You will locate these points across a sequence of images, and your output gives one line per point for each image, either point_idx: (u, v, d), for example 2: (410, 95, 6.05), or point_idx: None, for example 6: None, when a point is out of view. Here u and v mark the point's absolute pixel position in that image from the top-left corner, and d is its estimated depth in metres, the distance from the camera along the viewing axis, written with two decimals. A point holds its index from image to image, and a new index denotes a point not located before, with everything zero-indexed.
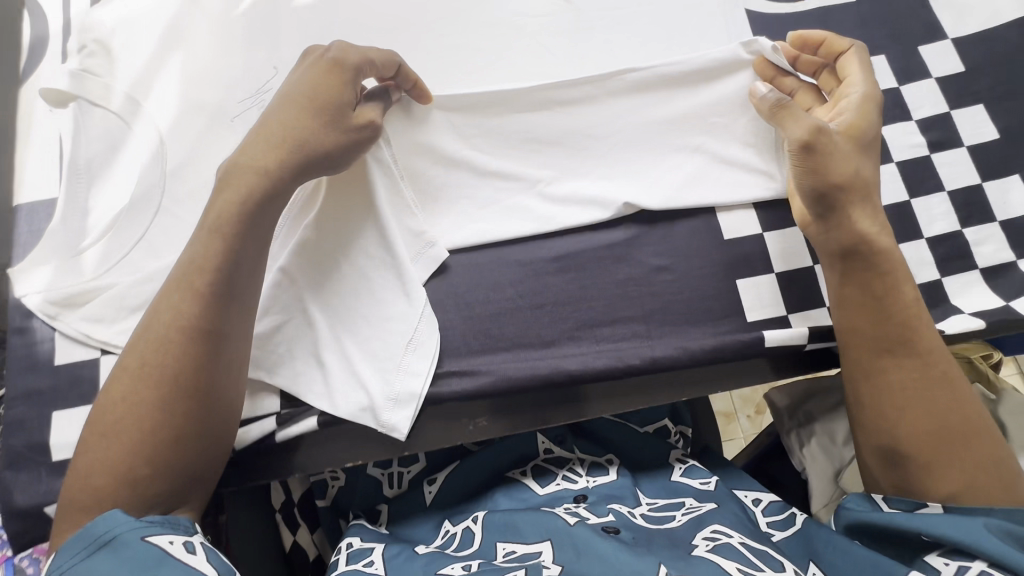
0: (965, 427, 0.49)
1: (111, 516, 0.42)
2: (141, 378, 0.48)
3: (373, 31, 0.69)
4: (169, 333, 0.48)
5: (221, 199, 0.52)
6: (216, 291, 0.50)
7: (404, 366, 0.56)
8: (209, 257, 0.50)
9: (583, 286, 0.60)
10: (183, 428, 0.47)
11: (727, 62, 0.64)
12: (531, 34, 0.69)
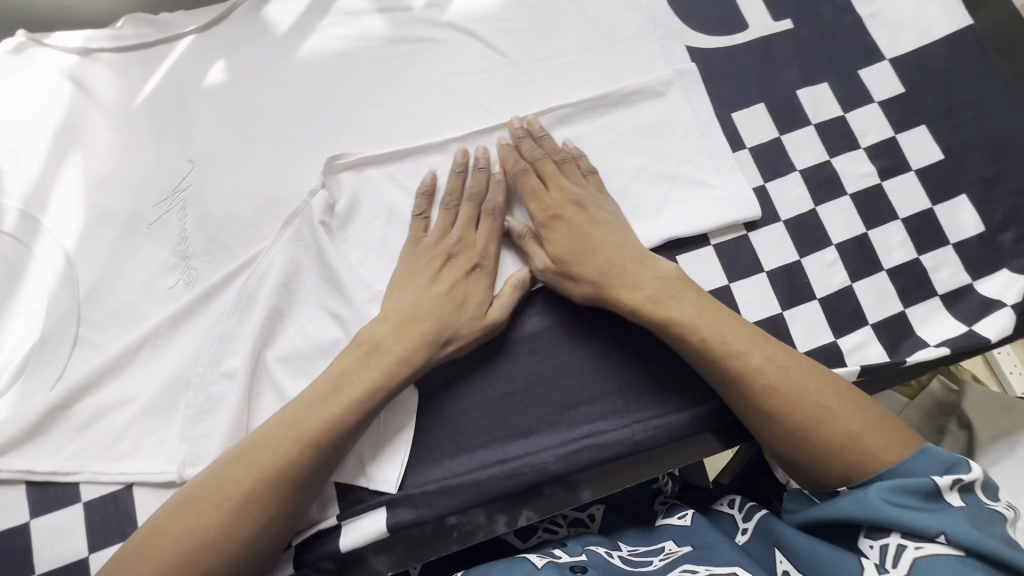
0: (835, 411, 0.49)
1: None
2: (225, 509, 0.45)
3: (294, 106, 0.62)
4: (270, 481, 0.46)
5: (365, 364, 0.51)
6: (328, 452, 0.48)
7: (387, 415, 0.55)
8: (331, 413, 0.48)
9: (513, 365, 0.57)
10: (244, 553, 0.46)
11: (646, 89, 0.64)
12: (467, 96, 0.64)
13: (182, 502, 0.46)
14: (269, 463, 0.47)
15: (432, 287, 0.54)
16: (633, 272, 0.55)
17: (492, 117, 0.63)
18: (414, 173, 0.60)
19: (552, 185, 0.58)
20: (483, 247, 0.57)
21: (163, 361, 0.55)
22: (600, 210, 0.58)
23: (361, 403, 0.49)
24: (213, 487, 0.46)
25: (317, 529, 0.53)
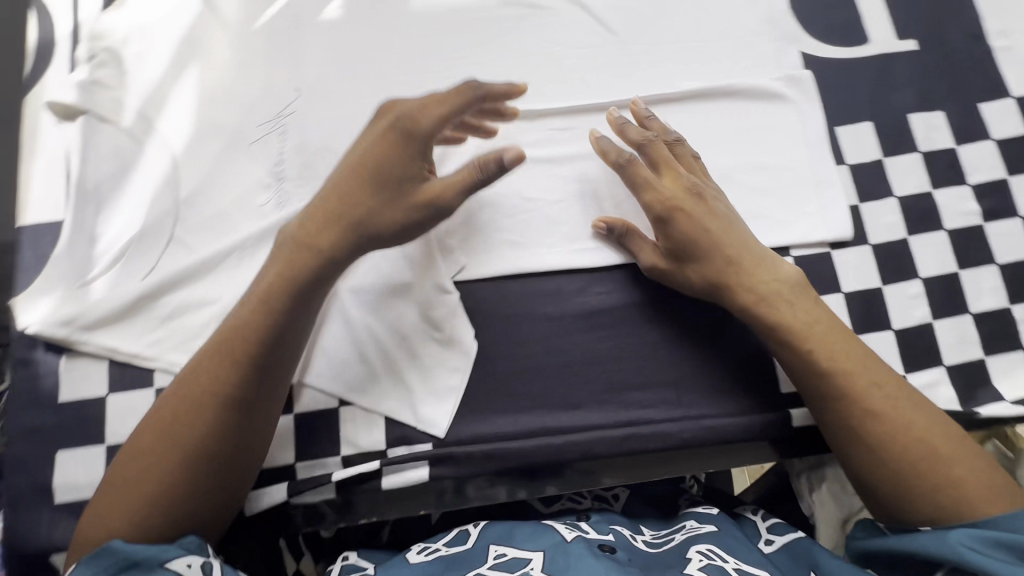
0: (902, 443, 0.48)
1: (115, 542, 0.40)
2: (176, 443, 0.46)
3: (403, 52, 0.63)
4: (205, 407, 0.46)
5: (297, 283, 0.48)
6: (266, 363, 0.48)
7: (444, 362, 0.56)
8: (269, 329, 0.48)
9: (573, 340, 0.58)
10: (191, 482, 0.45)
11: (752, 91, 0.63)
12: (569, 68, 0.64)
13: (137, 446, 0.46)
14: (201, 398, 0.47)
15: (365, 160, 0.49)
16: (745, 268, 0.54)
17: (591, 93, 0.63)
18: (507, 136, 0.61)
19: (666, 172, 0.57)
20: (411, 117, 0.49)
21: (244, 274, 0.57)
22: (718, 206, 0.56)
23: (279, 316, 0.48)
24: (163, 425, 0.46)
25: (360, 456, 0.55)
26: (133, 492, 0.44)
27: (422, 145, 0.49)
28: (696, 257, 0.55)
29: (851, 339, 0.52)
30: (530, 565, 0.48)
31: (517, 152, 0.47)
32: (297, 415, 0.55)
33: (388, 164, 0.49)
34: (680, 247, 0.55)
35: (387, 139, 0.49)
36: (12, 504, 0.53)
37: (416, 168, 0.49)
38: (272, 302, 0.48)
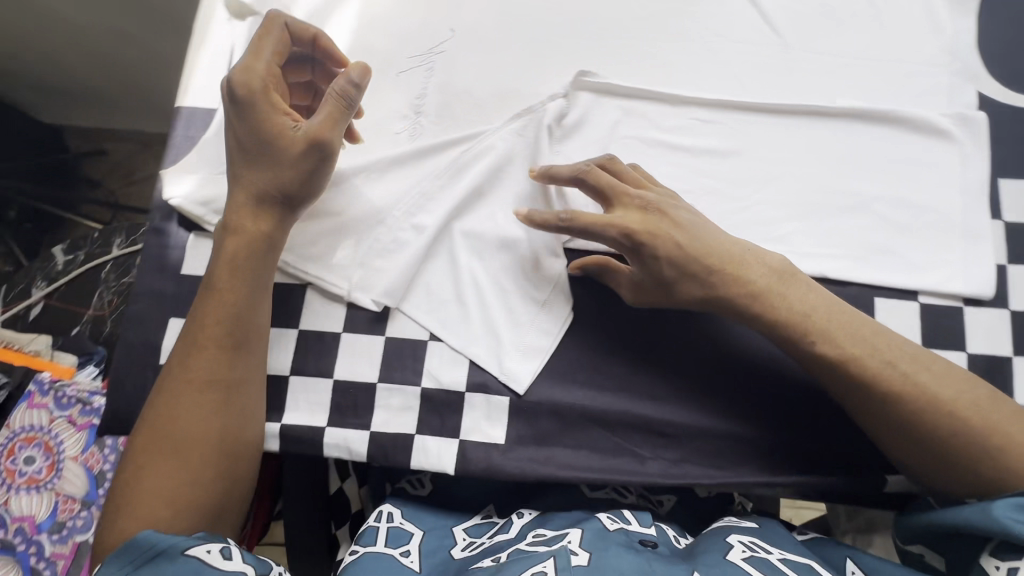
0: (932, 420, 0.46)
1: (141, 536, 0.42)
2: (170, 440, 0.48)
3: (560, 13, 0.63)
4: (194, 394, 0.49)
5: (246, 265, 0.52)
6: (239, 341, 0.51)
7: (537, 321, 0.56)
8: (232, 310, 0.51)
9: (666, 333, 0.57)
10: (196, 470, 0.47)
11: (915, 122, 0.59)
12: (725, 61, 0.62)
13: (136, 458, 0.48)
14: (183, 393, 0.50)
15: (246, 133, 0.52)
16: (723, 272, 0.50)
17: (741, 91, 0.61)
18: (646, 117, 0.61)
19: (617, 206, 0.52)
20: (264, 70, 0.52)
21: (367, 195, 0.59)
22: (680, 213, 0.51)
23: (242, 297, 0.52)
24: (156, 428, 0.49)
25: (438, 391, 0.55)
26: (146, 493, 0.46)
27: (269, 103, 0.51)
28: (678, 278, 0.51)
29: (851, 317, 0.50)
30: (568, 544, 0.51)
31: (358, 66, 0.50)
32: (387, 338, 0.57)
33: (250, 130, 0.51)
34: (670, 276, 0.51)
35: (262, 97, 0.51)
36: (125, 354, 0.58)
37: (287, 120, 0.52)
38: (235, 283, 0.52)
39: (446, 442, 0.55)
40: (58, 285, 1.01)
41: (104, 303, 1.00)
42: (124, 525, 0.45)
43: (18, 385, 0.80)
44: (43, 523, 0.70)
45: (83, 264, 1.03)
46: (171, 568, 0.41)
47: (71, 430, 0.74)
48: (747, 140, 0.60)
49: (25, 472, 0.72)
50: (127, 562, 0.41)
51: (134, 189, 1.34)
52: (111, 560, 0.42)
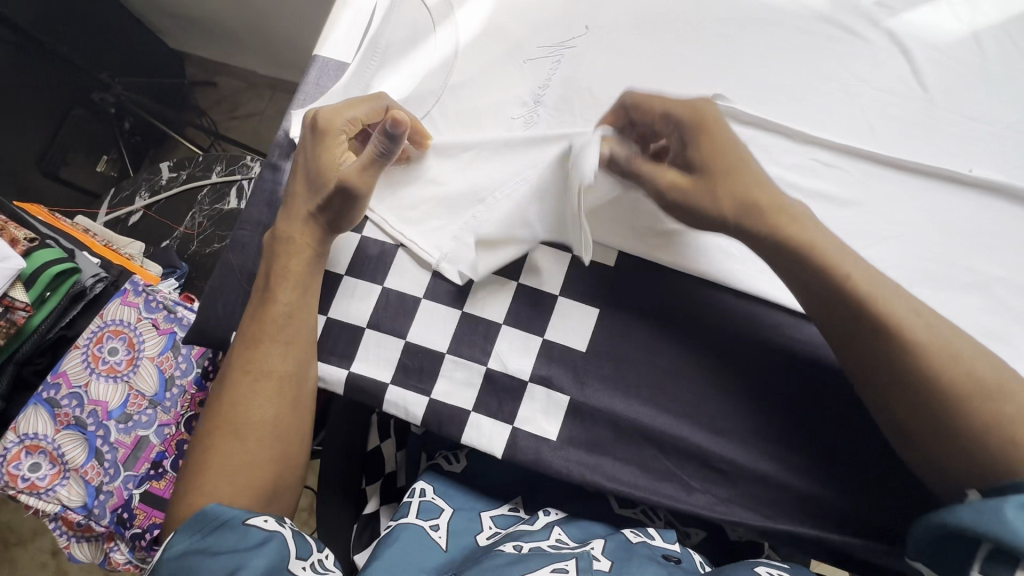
0: (953, 384, 0.42)
1: (211, 508, 0.47)
2: (229, 425, 0.53)
3: (698, 29, 0.62)
4: (247, 384, 0.54)
5: (298, 271, 0.56)
6: (287, 336, 0.55)
7: (614, 331, 0.57)
8: (282, 309, 0.55)
9: (742, 370, 0.55)
10: (256, 458, 0.52)
11: None
12: (860, 108, 0.59)
13: (203, 442, 0.54)
14: (238, 383, 0.54)
15: (313, 158, 0.57)
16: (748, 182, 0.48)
17: (871, 141, 0.59)
18: (766, 150, 0.59)
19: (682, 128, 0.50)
20: (349, 122, 0.56)
21: (474, 172, 0.60)
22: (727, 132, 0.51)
23: (292, 298, 0.55)
24: (220, 413, 0.54)
25: (502, 375, 0.56)
26: (213, 471, 0.51)
27: (339, 143, 0.56)
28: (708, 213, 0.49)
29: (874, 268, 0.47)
30: (591, 549, 0.51)
31: (402, 116, 0.50)
32: (463, 313, 0.58)
33: (317, 153, 0.57)
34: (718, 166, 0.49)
35: (332, 137, 0.56)
36: (223, 274, 0.62)
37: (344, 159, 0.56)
38: (287, 285, 0.56)
39: (500, 426, 0.56)
40: (158, 199, 1.09)
41: (195, 224, 1.06)
42: (192, 500, 0.50)
43: (114, 281, 0.86)
44: (113, 411, 0.76)
45: (183, 184, 1.09)
46: (231, 535, 0.46)
47: (154, 333, 0.80)
48: (868, 193, 0.58)
49: (107, 361, 0.78)
50: (196, 529, 0.46)
51: (236, 123, 1.42)
52: (182, 529, 0.47)
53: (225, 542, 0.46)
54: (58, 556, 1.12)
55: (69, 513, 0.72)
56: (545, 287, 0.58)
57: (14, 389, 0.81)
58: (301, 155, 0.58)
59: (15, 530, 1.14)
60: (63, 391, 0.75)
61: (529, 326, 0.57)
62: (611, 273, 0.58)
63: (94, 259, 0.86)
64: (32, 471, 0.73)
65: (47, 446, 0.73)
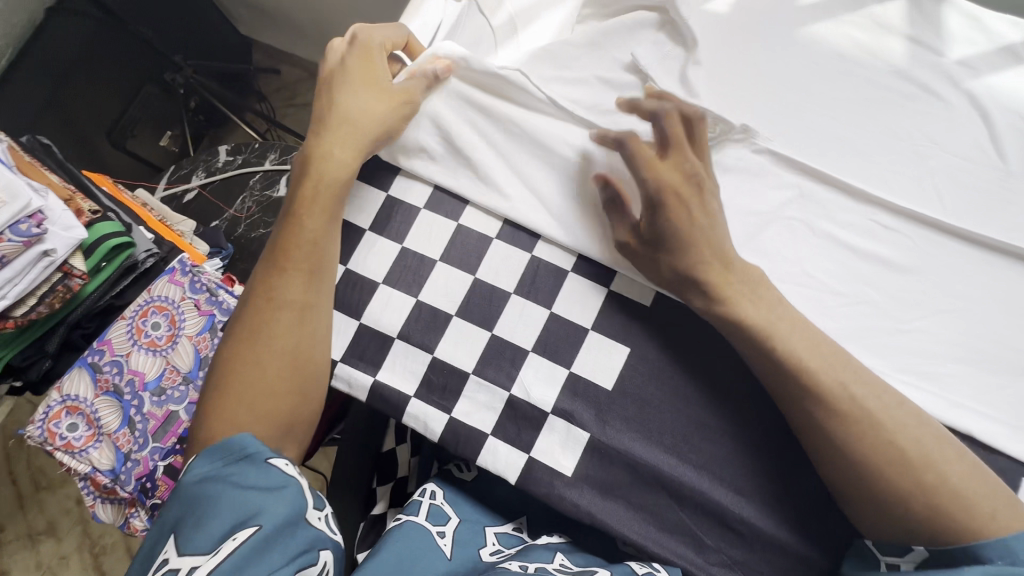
0: (889, 472, 0.46)
1: (236, 439, 0.49)
2: (249, 352, 0.54)
3: (768, 70, 0.61)
4: (266, 311, 0.55)
5: (320, 199, 0.57)
6: (308, 265, 0.56)
7: (645, 373, 0.56)
8: (303, 239, 0.57)
9: (775, 428, 0.53)
10: (274, 388, 0.53)
11: None
12: (930, 171, 0.57)
13: (221, 369, 0.55)
14: (257, 311, 0.56)
15: (347, 70, 0.59)
16: (706, 254, 0.51)
17: (938, 207, 0.56)
18: (823, 204, 0.57)
19: (672, 155, 0.53)
20: (382, 45, 0.60)
21: (520, 193, 0.60)
22: (707, 193, 0.52)
23: (314, 228, 0.57)
24: (242, 339, 0.55)
25: (525, 402, 0.56)
26: (234, 397, 0.53)
27: (378, 56, 0.59)
28: (688, 257, 0.51)
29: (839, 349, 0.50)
30: None
31: (449, 62, 0.58)
32: (492, 336, 0.58)
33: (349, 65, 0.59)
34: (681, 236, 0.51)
35: (374, 57, 0.59)
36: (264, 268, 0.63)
37: (385, 77, 0.59)
38: (308, 212, 0.57)
39: (517, 453, 0.55)
40: (214, 179, 1.13)
41: (245, 208, 1.10)
42: (215, 427, 0.52)
43: (164, 257, 0.91)
44: (149, 383, 0.80)
45: (237, 168, 1.13)
46: (254, 471, 0.48)
47: (195, 312, 0.83)
48: (927, 262, 0.55)
49: (149, 335, 0.81)
50: (218, 458, 0.49)
51: (293, 111, 1.46)
52: (206, 453, 0.49)
53: (246, 475, 0.47)
54: (81, 505, 1.18)
55: (98, 474, 0.76)
56: (578, 319, 0.58)
57: (63, 349, 0.85)
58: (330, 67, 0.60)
59: (45, 475, 1.20)
60: (106, 358, 0.79)
61: (557, 357, 0.57)
62: (647, 313, 0.57)
63: (149, 234, 0.90)
64: (70, 430, 0.76)
65: (85, 409, 0.77)
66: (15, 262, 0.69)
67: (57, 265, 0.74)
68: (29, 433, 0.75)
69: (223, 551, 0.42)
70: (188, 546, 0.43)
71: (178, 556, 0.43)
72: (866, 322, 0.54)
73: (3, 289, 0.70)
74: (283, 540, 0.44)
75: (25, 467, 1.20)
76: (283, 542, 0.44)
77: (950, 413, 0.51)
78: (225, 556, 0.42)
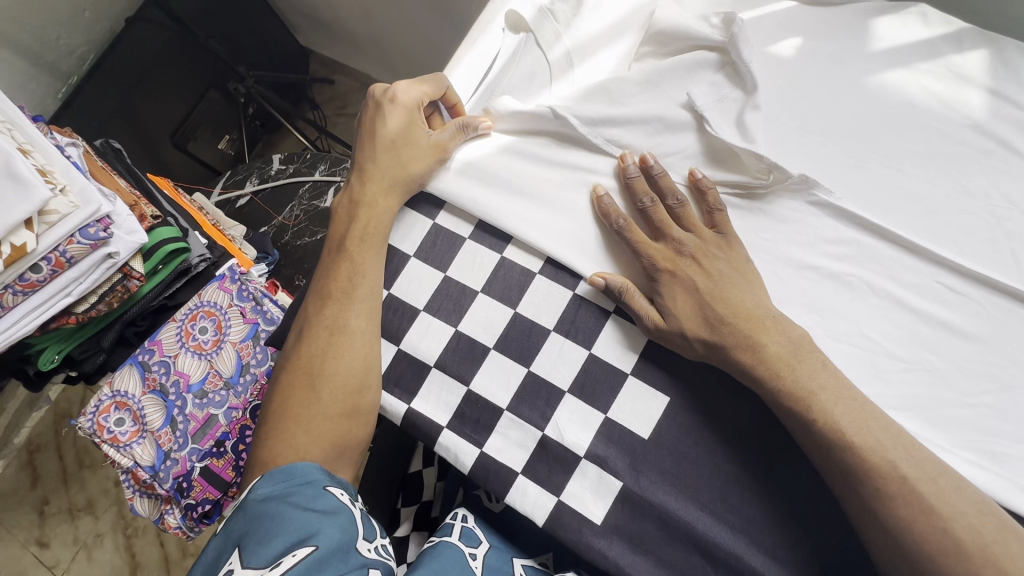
0: (941, 561, 0.43)
1: (298, 466, 0.52)
2: (299, 380, 0.58)
3: (832, 118, 0.58)
4: (313, 340, 0.59)
5: (368, 235, 0.60)
6: (349, 295, 0.59)
7: (682, 426, 0.54)
8: (347, 269, 0.60)
9: (820, 496, 0.51)
10: (326, 413, 0.57)
11: None
12: (1006, 234, 0.54)
13: (280, 394, 0.59)
14: (305, 340, 0.60)
15: (383, 126, 0.62)
16: (734, 321, 0.51)
17: (1011, 272, 0.53)
18: (885, 261, 0.54)
19: (679, 234, 0.55)
20: (417, 100, 0.61)
21: (557, 231, 0.59)
22: (717, 264, 0.53)
23: (354, 259, 0.60)
24: (297, 367, 0.59)
25: (558, 444, 0.55)
26: (290, 422, 0.57)
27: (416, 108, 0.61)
28: (723, 321, 0.51)
29: (888, 421, 0.47)
30: None
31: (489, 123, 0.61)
32: (528, 373, 0.57)
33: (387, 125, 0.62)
34: (709, 301, 0.52)
35: (411, 113, 0.61)
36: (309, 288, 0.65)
37: (423, 129, 0.61)
38: (351, 247, 0.60)
39: (546, 496, 0.54)
40: (265, 187, 1.16)
41: (292, 216, 1.13)
42: (275, 449, 0.56)
43: (215, 263, 0.94)
44: (193, 385, 0.82)
45: (288, 177, 1.16)
46: (314, 495, 0.49)
47: (240, 320, 0.86)
48: (999, 332, 0.52)
49: (197, 338, 0.84)
50: (278, 480, 0.50)
51: (343, 121, 1.51)
52: (269, 475, 0.51)
53: (305, 498, 0.49)
54: (119, 486, 1.23)
55: (138, 470, 0.79)
56: (617, 363, 0.56)
57: (117, 344, 0.90)
58: (369, 121, 0.63)
59: (89, 454, 1.26)
60: (155, 357, 0.82)
61: (593, 401, 0.56)
62: (691, 365, 0.55)
63: (203, 239, 0.94)
64: (116, 425, 0.79)
65: (132, 405, 0.80)
66: (81, 263, 0.72)
67: (119, 267, 0.77)
68: (80, 425, 0.78)
69: (283, 565, 0.43)
70: (251, 559, 0.44)
71: (241, 568, 0.43)
72: (926, 391, 0.51)
73: (69, 287, 0.73)
74: (337, 563, 0.45)
75: (71, 446, 1.26)
76: (336, 566, 0.45)
77: (1020, 500, 0.47)
78: (284, 571, 0.43)
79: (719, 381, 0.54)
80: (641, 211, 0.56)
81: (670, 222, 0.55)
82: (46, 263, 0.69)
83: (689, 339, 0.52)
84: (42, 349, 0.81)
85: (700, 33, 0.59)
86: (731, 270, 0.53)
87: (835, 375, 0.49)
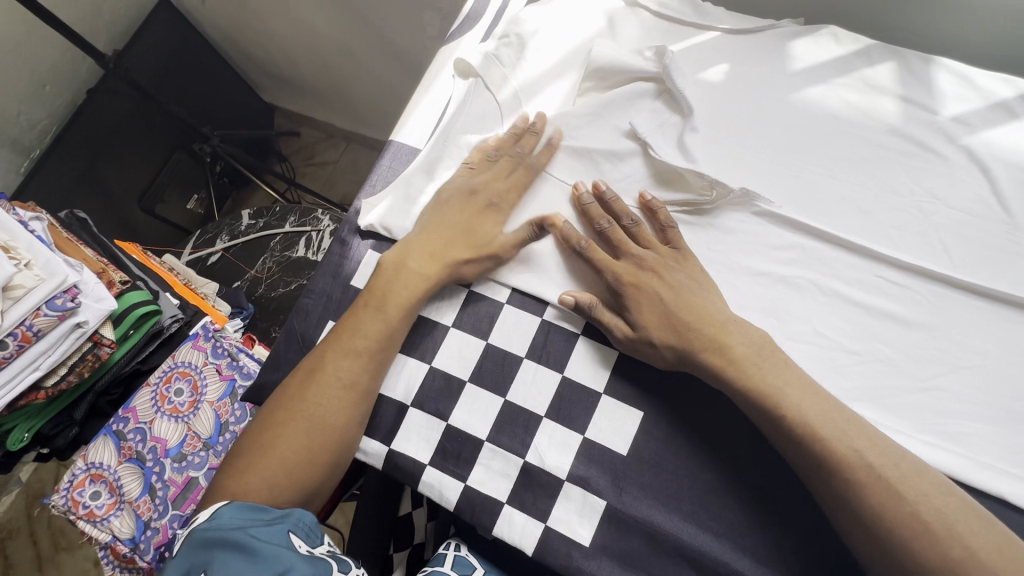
0: (910, 546, 0.44)
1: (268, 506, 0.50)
2: (296, 422, 0.56)
3: (764, 133, 0.63)
4: (323, 384, 0.57)
5: (400, 298, 0.59)
6: (381, 358, 0.58)
7: (658, 439, 0.55)
8: (380, 328, 0.58)
9: (795, 493, 0.52)
10: (311, 457, 0.55)
11: None
12: (935, 227, 0.58)
13: (266, 422, 0.57)
14: (314, 381, 0.57)
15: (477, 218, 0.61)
16: (695, 330, 0.53)
17: (943, 262, 0.57)
18: (828, 261, 0.58)
19: (637, 252, 0.57)
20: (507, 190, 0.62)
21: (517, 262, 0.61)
22: (674, 277, 0.56)
23: (395, 325, 0.59)
24: (294, 400, 0.57)
25: (540, 470, 0.56)
26: (270, 456, 0.55)
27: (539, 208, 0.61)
28: (685, 332, 0.53)
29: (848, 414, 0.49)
30: None
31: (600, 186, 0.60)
32: (505, 402, 0.58)
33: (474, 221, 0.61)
34: (671, 313, 0.54)
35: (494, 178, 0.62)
36: (283, 339, 0.66)
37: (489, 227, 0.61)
38: (397, 315, 0.59)
39: (532, 523, 0.55)
40: (236, 242, 1.17)
41: (265, 268, 1.13)
42: (246, 480, 0.54)
43: (188, 321, 0.94)
44: (171, 449, 0.81)
45: (259, 230, 1.17)
46: (284, 530, 0.48)
47: (216, 377, 0.86)
48: (939, 318, 0.55)
49: (172, 401, 0.83)
50: (246, 512, 0.49)
51: (311, 170, 1.54)
52: (236, 505, 0.49)
53: (275, 532, 0.47)
54: (98, 566, 1.17)
55: (118, 543, 0.76)
56: (590, 384, 0.58)
57: (89, 415, 0.88)
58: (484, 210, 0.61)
59: (66, 534, 1.20)
60: (130, 425, 0.81)
61: (570, 423, 0.57)
62: (659, 379, 0.57)
63: (175, 300, 0.94)
64: (92, 498, 0.77)
65: (108, 476, 0.78)
66: (49, 335, 0.71)
67: (88, 336, 0.76)
68: (54, 502, 0.76)
69: None
70: None
71: None
72: (880, 380, 0.54)
73: (38, 361, 0.72)
74: None
75: (46, 528, 1.21)
76: None
77: (978, 476, 0.49)
78: None
79: (687, 392, 0.56)
80: (600, 234, 0.59)
81: (628, 242, 0.58)
82: (13, 338, 0.68)
83: (659, 351, 0.54)
84: (10, 428, 0.78)
85: (634, 66, 0.64)
86: (688, 282, 0.56)
87: (794, 374, 0.51)
